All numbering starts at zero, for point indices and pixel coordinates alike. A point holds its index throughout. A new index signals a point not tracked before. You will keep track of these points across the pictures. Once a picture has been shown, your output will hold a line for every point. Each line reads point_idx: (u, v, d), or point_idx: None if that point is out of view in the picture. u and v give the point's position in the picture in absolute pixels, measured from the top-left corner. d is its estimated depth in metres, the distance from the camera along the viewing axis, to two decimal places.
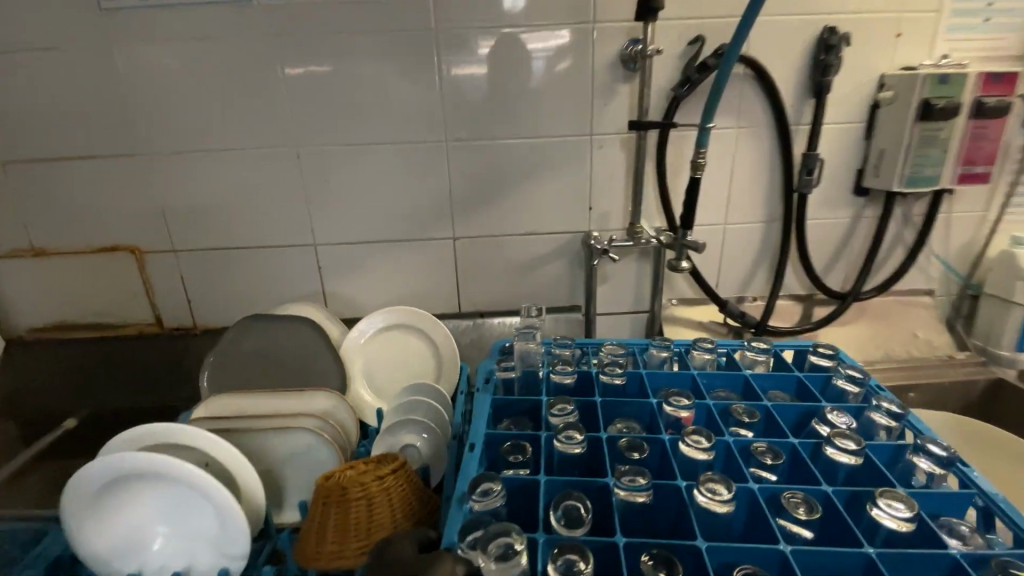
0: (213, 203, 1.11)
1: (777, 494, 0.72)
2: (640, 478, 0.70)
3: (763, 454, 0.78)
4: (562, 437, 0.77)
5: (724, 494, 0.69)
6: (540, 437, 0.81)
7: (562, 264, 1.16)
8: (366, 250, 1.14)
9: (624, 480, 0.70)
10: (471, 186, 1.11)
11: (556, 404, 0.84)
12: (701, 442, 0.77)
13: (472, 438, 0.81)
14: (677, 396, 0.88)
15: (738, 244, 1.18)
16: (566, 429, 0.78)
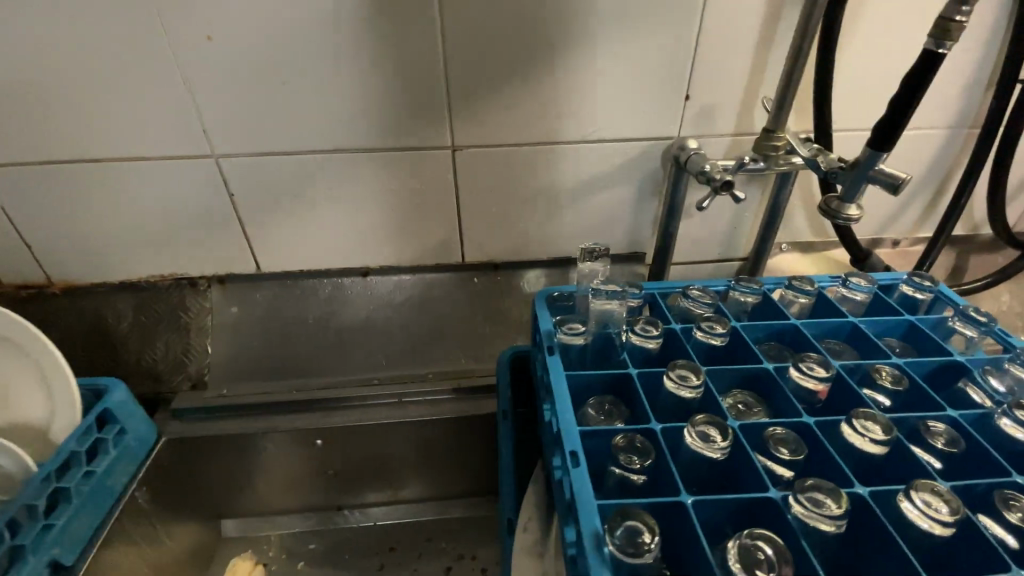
0: (18, 72, 0.60)
1: (976, 489, 0.39)
2: (835, 494, 0.36)
3: (934, 435, 0.43)
4: (697, 433, 0.40)
5: (951, 513, 0.35)
6: (655, 431, 0.43)
7: (629, 192, 0.74)
8: (308, 165, 0.68)
9: (805, 494, 0.36)
10: (483, 56, 0.62)
11: (676, 376, 0.46)
12: (876, 432, 0.40)
13: (569, 446, 0.41)
14: (807, 361, 0.48)
15: (899, 161, 0.74)
16: (703, 420, 0.41)
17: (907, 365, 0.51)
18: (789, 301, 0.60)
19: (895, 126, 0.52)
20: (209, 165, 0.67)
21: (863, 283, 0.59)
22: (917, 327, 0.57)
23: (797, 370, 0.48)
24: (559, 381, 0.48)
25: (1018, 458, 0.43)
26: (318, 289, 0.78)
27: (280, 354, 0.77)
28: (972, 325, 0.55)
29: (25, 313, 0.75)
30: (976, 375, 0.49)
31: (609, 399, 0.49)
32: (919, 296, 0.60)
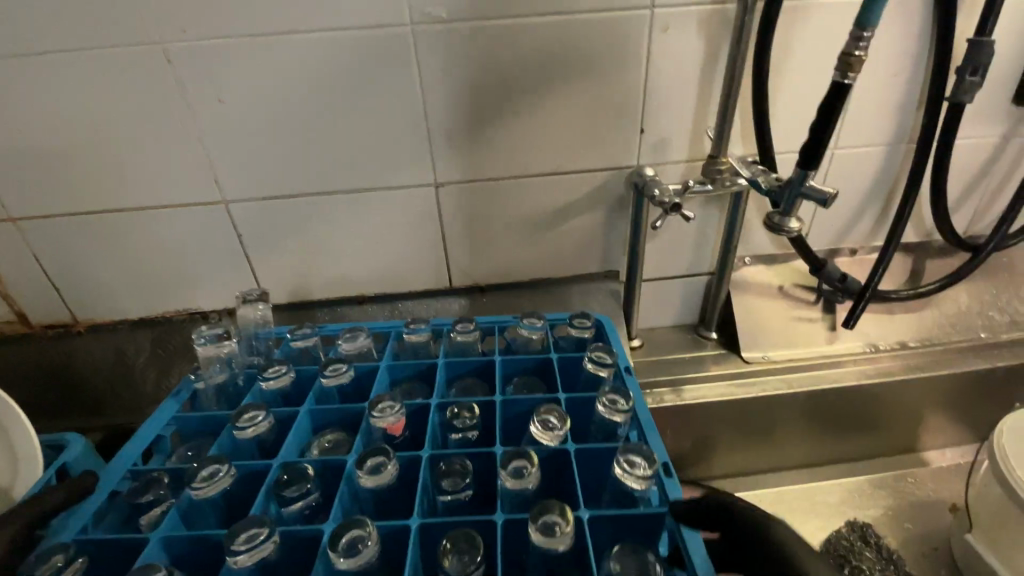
0: (56, 138, 0.69)
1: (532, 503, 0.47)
2: (648, 457, 0.48)
3: (632, 461, 0.48)
4: (513, 473, 0.47)
5: (570, 526, 0.43)
6: (569, 452, 0.52)
7: (599, 217, 0.81)
8: (305, 206, 0.76)
9: (541, 516, 0.43)
10: (459, 105, 0.70)
11: (605, 401, 0.54)
12: (639, 468, 0.48)
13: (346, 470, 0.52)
14: (608, 396, 0.55)
15: (846, 176, 0.81)
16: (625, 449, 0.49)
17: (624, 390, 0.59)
18: (523, 340, 0.67)
19: (818, 147, 0.59)
20: (220, 211, 0.76)
21: (582, 324, 0.67)
22: (549, 363, 0.64)
23: (600, 407, 0.54)
24: (153, 425, 0.60)
25: (617, 496, 0.50)
26: (317, 318, 0.84)
27: None
28: (601, 366, 0.60)
29: (54, 351, 0.83)
30: (601, 412, 0.54)
31: (419, 386, 0.65)
32: (584, 335, 0.67)
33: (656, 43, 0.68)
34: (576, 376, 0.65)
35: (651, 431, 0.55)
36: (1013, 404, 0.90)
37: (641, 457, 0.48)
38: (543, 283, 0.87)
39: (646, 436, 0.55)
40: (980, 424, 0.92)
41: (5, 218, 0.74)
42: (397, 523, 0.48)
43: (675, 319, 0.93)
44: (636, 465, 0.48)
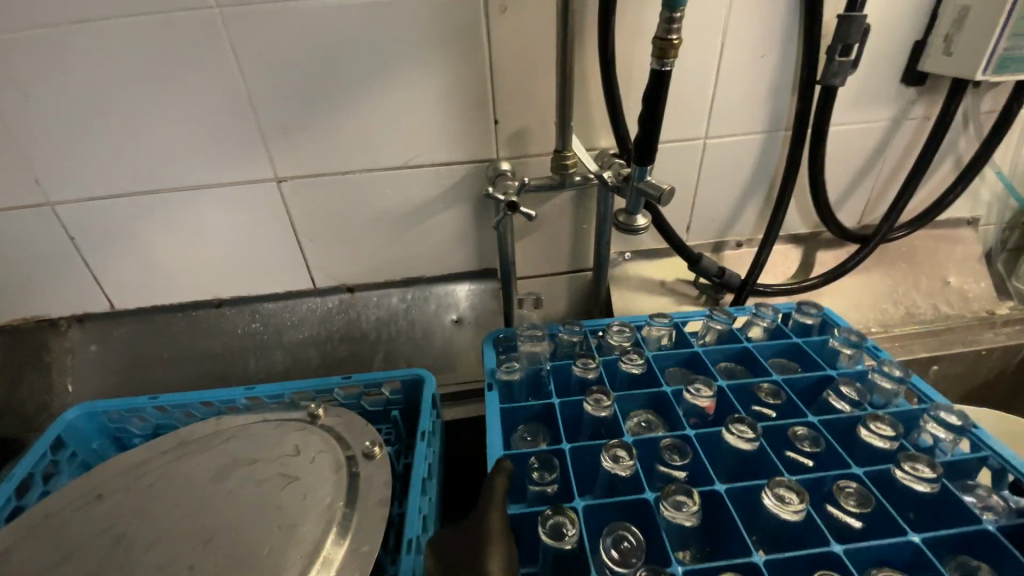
0: None
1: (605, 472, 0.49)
2: (691, 495, 0.45)
3: (741, 430, 0.51)
4: (611, 455, 0.48)
5: (695, 504, 0.45)
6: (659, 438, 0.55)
7: (465, 212, 0.77)
8: (139, 205, 0.71)
9: (668, 495, 0.46)
10: (290, 96, 0.65)
11: (591, 400, 0.55)
12: (747, 434, 0.51)
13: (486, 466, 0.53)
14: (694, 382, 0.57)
15: (725, 165, 0.77)
16: (612, 444, 0.49)
17: (786, 382, 0.61)
18: (611, 345, 0.67)
19: (650, 142, 0.55)
20: (46, 213, 0.70)
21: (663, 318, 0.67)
22: (700, 357, 0.66)
23: (621, 364, 0.61)
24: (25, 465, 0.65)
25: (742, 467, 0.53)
26: (173, 322, 0.80)
27: (137, 386, 0.79)
28: (847, 343, 0.63)
29: None
30: (871, 379, 0.60)
31: (538, 425, 0.60)
32: (808, 321, 0.69)
33: (496, 25, 0.63)
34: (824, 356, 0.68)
35: (934, 394, 0.58)
36: None
37: (683, 494, 0.45)
38: (414, 281, 0.83)
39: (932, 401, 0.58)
40: None
41: None
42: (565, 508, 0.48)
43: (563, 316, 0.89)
44: (805, 441, 0.53)
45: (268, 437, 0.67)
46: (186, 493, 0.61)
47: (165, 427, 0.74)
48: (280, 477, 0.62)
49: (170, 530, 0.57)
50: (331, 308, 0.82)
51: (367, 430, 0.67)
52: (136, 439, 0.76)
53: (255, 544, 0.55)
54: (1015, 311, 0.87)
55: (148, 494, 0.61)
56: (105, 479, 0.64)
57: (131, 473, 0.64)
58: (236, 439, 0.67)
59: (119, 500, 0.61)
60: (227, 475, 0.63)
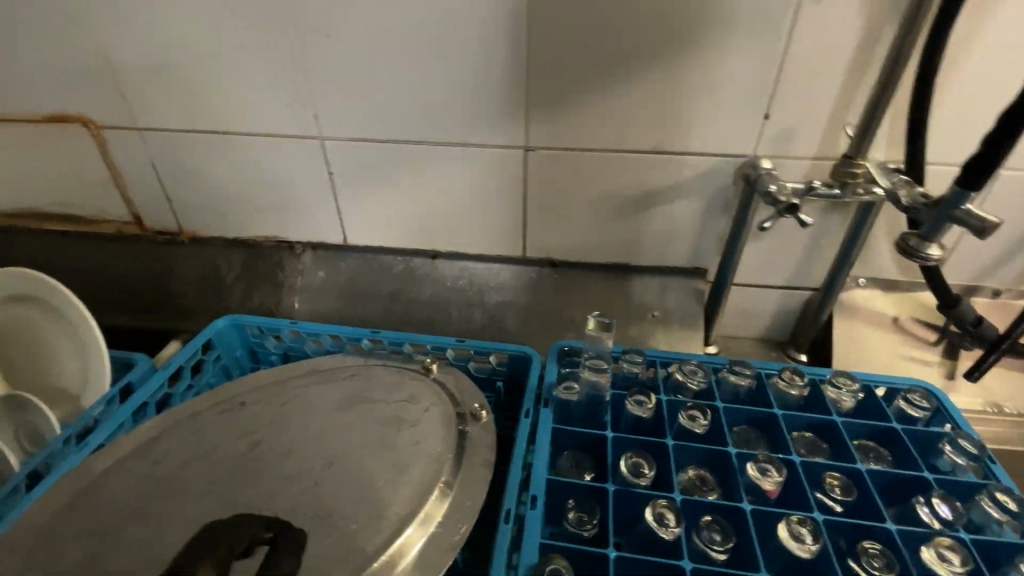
0: (181, 57, 0.73)
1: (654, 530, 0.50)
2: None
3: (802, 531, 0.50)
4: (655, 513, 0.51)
5: None
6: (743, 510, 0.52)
7: (695, 207, 0.74)
8: (393, 152, 0.76)
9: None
10: (565, 66, 0.66)
11: (629, 463, 0.56)
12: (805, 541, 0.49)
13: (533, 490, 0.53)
14: (763, 462, 0.55)
15: (1009, 202, 0.67)
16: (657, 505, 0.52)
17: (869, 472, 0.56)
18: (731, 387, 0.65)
19: (985, 167, 0.49)
20: (315, 145, 0.77)
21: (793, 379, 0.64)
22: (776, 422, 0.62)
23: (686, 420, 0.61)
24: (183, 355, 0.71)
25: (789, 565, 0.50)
26: (393, 265, 0.86)
27: (354, 315, 0.86)
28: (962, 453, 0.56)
29: (160, 254, 0.90)
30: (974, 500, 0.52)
31: (583, 457, 0.60)
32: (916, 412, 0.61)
33: (802, 17, 0.59)
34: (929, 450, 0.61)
35: None
36: None
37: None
38: (619, 268, 0.82)
39: None
40: None
41: (130, 126, 0.80)
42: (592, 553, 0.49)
43: (759, 332, 0.84)
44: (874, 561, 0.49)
45: (388, 379, 0.67)
46: (311, 413, 0.63)
47: (297, 351, 0.79)
48: (395, 419, 0.62)
49: (296, 442, 0.59)
50: (533, 279, 0.84)
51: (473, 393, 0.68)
52: (273, 358, 0.81)
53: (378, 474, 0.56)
54: None
55: (281, 411, 0.63)
56: (246, 389, 0.66)
57: (271, 388, 0.66)
58: (360, 376, 0.68)
59: (262, 408, 0.63)
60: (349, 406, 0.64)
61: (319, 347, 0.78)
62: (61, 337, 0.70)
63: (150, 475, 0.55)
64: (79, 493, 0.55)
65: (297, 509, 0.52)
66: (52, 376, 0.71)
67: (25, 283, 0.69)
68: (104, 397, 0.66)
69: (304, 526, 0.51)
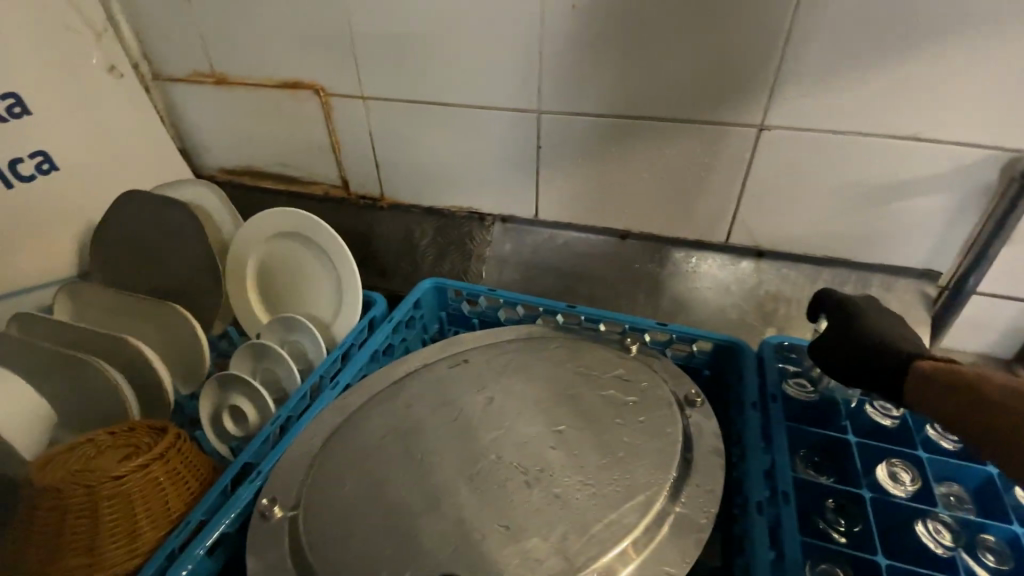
0: (419, 29, 0.77)
1: (923, 539, 0.49)
2: None
3: None
4: (929, 527, 0.49)
5: None
6: (1023, 537, 0.48)
7: (946, 203, 0.67)
8: (612, 128, 0.76)
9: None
10: (828, 43, 0.62)
11: (889, 474, 0.52)
12: None
13: (782, 486, 0.50)
14: None
15: None
16: (931, 520, 0.49)
17: None
18: None
19: None
20: (531, 119, 0.79)
21: None
22: None
23: (931, 432, 0.56)
24: (402, 310, 0.78)
25: None
26: (579, 243, 0.88)
27: (537, 287, 0.88)
28: None
29: (359, 218, 0.97)
30: None
31: (821, 460, 0.55)
32: None
33: None
34: None
35: None
36: None
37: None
38: (836, 264, 0.76)
39: None
40: None
41: (356, 94, 0.86)
42: (867, 557, 0.46)
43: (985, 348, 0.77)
44: None
45: (588, 354, 0.68)
46: (536, 378, 0.64)
47: (490, 319, 0.82)
48: (609, 394, 0.62)
49: (528, 402, 0.61)
50: (734, 268, 0.80)
51: (682, 376, 0.66)
52: (470, 321, 0.83)
53: (620, 443, 0.57)
54: None
55: (502, 372, 0.65)
56: (463, 348, 0.70)
57: (487, 350, 0.69)
58: (564, 347, 0.69)
59: (483, 366, 0.66)
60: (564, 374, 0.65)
61: (512, 315, 0.80)
62: (323, 275, 0.84)
63: (404, 418, 0.60)
64: (344, 426, 0.60)
65: (545, 470, 0.54)
66: (310, 303, 0.86)
67: (292, 224, 0.83)
68: (359, 330, 0.78)
69: (555, 489, 0.52)
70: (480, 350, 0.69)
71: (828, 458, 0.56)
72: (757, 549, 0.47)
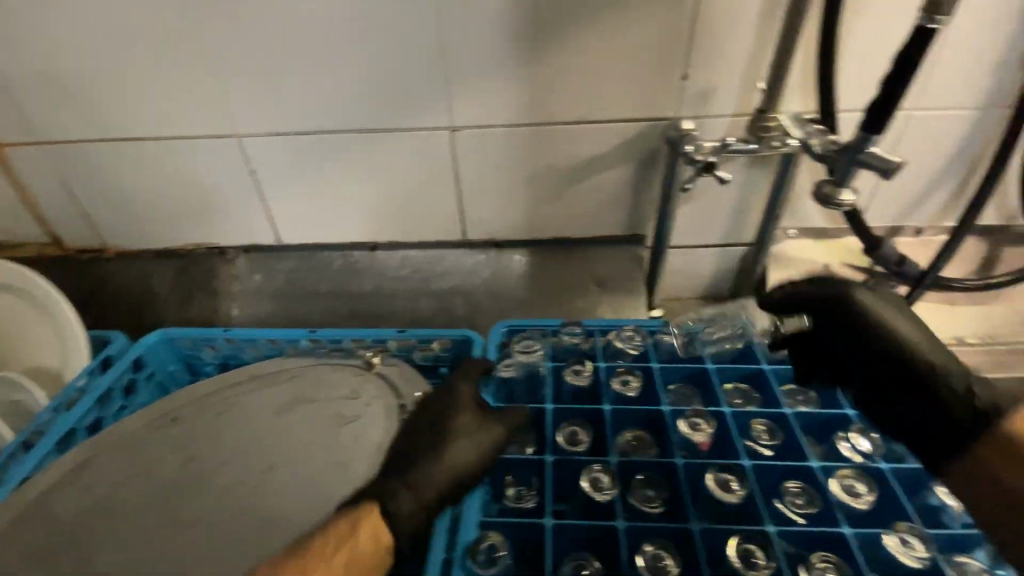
0: (68, 63, 0.68)
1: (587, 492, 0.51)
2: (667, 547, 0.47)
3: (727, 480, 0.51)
4: (590, 480, 0.52)
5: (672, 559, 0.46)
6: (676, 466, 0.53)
7: (628, 172, 0.74)
8: (317, 144, 0.73)
9: (648, 552, 0.46)
10: (480, 40, 0.64)
11: (567, 435, 0.57)
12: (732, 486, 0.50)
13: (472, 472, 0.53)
14: (693, 418, 0.57)
15: (918, 143, 0.70)
16: (594, 471, 0.53)
17: (795, 414, 0.57)
18: (666, 346, 0.67)
19: (886, 107, 0.50)
20: (232, 145, 0.74)
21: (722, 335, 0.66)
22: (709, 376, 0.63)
23: (615, 385, 0.62)
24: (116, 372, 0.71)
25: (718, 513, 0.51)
26: (331, 262, 0.83)
27: (296, 314, 0.84)
28: None
29: (86, 273, 0.86)
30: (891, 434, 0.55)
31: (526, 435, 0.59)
32: None
33: None
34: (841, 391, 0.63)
35: None
36: None
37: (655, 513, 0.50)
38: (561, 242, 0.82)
39: None
40: None
41: (29, 141, 0.75)
42: (533, 521, 0.49)
43: (702, 290, 0.87)
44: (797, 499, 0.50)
45: (326, 381, 0.65)
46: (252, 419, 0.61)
47: (236, 360, 0.77)
48: (333, 421, 0.61)
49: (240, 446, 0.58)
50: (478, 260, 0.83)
51: (414, 381, 0.67)
52: (208, 368, 0.79)
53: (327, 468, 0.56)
54: None
55: (214, 423, 0.61)
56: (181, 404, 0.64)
57: (205, 399, 0.64)
58: (300, 377, 0.66)
59: (195, 424, 0.61)
60: (287, 410, 0.62)
61: (256, 353, 0.77)
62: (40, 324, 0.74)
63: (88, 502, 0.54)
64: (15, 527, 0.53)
65: None
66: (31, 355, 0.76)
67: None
68: (87, 370, 0.70)
69: None
70: (197, 401, 0.64)
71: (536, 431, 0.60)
72: (433, 545, 0.49)
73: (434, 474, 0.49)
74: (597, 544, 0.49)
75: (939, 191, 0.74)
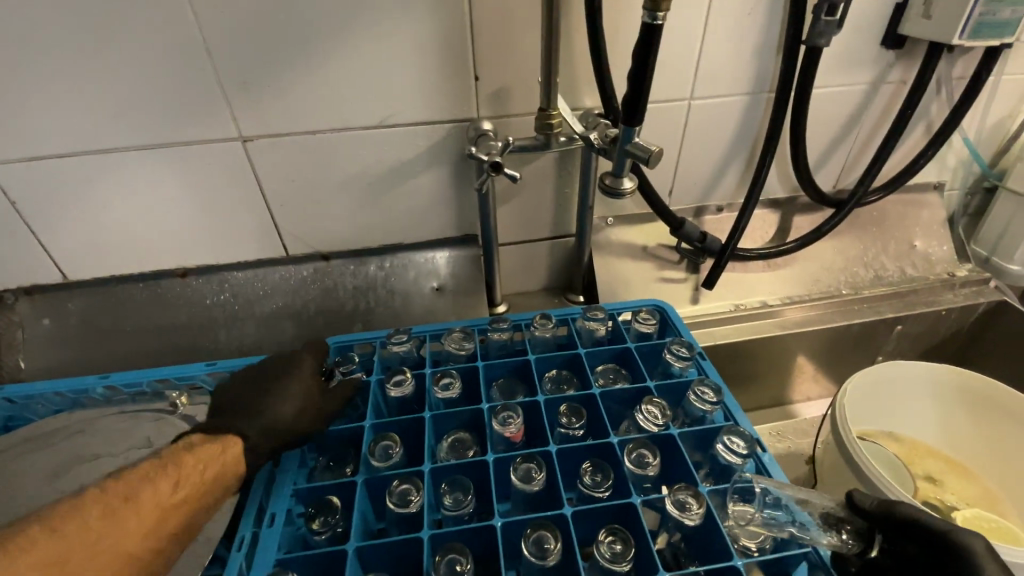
0: None
1: (392, 506, 0.48)
2: (464, 550, 0.45)
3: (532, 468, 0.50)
4: (396, 494, 0.49)
5: (469, 562, 0.44)
6: (487, 463, 0.52)
7: (444, 174, 0.74)
8: (89, 166, 0.66)
9: (443, 559, 0.44)
10: (253, 46, 0.60)
11: (378, 451, 0.53)
12: (535, 473, 0.50)
13: (271, 508, 0.49)
14: (505, 411, 0.56)
15: (703, 129, 0.76)
16: (400, 483, 0.50)
17: (602, 394, 0.59)
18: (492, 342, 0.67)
19: (637, 99, 0.53)
20: None
21: (543, 325, 0.67)
22: (529, 366, 0.64)
23: (434, 390, 0.59)
24: None
25: (526, 503, 0.51)
26: (135, 294, 0.75)
27: (100, 358, 0.74)
28: (677, 358, 0.62)
29: None
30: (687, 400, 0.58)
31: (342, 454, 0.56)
32: (647, 330, 0.68)
33: None
34: (653, 365, 0.67)
35: (741, 413, 0.57)
36: (873, 357, 0.91)
37: (454, 508, 0.49)
38: (392, 249, 0.80)
39: (736, 419, 0.57)
40: (840, 377, 0.93)
41: None
42: (331, 549, 0.45)
43: (544, 283, 0.89)
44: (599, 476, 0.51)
45: (114, 432, 0.58)
46: None
47: (18, 421, 0.67)
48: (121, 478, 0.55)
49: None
50: (306, 276, 0.79)
51: None
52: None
53: None
54: (972, 273, 0.88)
55: None
56: None
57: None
58: (84, 433, 0.58)
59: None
60: (64, 471, 0.55)
61: (45, 411, 0.67)
62: None
63: None
64: None
65: None
66: None
67: None
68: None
69: None
70: None
71: (356, 450, 0.57)
72: None
73: (272, 421, 0.53)
74: (403, 557, 0.47)
75: (730, 172, 0.82)
